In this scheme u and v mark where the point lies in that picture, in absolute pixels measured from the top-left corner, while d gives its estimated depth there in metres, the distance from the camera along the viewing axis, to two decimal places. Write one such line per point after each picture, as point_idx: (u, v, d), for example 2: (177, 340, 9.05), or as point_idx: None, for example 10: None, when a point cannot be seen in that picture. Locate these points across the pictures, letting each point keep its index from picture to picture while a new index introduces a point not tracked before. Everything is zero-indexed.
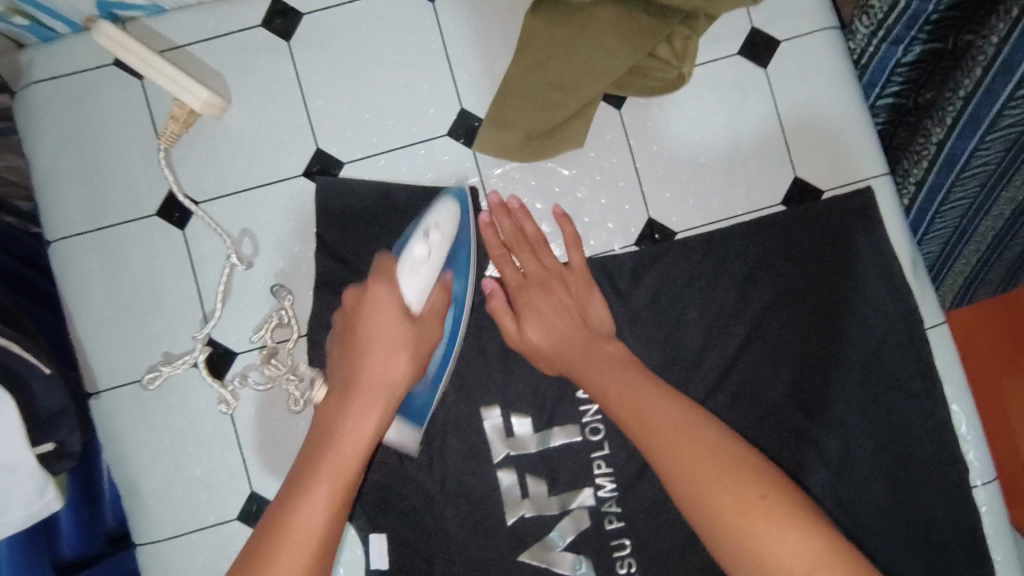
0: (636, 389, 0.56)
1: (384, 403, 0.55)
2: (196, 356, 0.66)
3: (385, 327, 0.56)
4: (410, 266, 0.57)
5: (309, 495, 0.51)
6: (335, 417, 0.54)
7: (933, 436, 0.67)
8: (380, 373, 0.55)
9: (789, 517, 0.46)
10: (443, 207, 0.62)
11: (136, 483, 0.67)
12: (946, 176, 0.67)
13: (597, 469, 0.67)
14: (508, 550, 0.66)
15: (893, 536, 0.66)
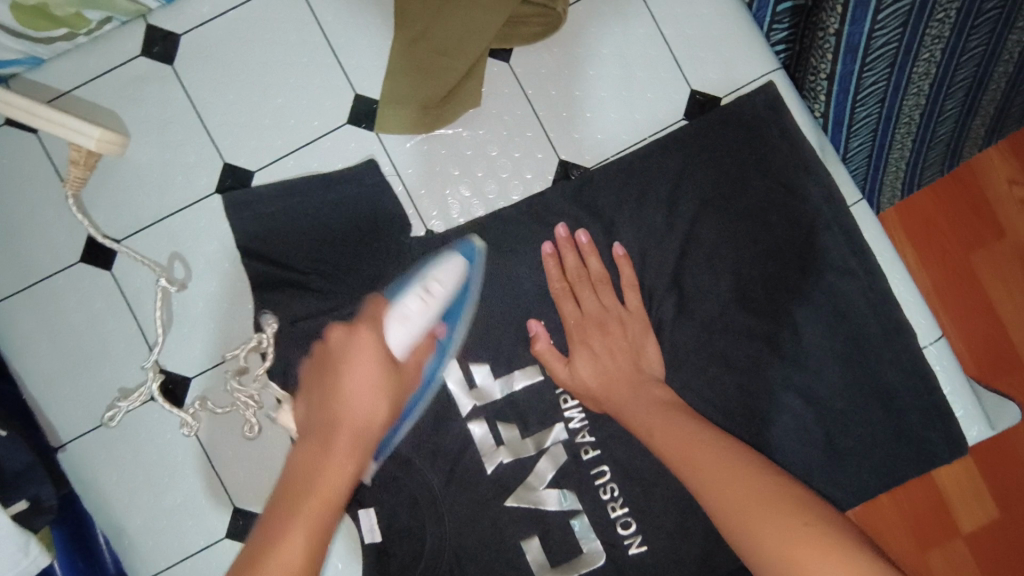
0: (703, 449, 0.57)
1: (363, 449, 0.55)
2: (150, 385, 0.66)
3: (368, 369, 0.57)
4: (400, 316, 0.60)
5: (285, 543, 0.49)
6: (314, 461, 0.54)
7: (875, 306, 0.68)
8: (361, 416, 0.56)
9: (838, 548, 0.45)
10: (448, 264, 0.66)
11: (123, 523, 0.69)
12: (852, 64, 0.58)
13: (565, 404, 0.70)
14: (495, 498, 0.69)
15: (856, 412, 0.68)
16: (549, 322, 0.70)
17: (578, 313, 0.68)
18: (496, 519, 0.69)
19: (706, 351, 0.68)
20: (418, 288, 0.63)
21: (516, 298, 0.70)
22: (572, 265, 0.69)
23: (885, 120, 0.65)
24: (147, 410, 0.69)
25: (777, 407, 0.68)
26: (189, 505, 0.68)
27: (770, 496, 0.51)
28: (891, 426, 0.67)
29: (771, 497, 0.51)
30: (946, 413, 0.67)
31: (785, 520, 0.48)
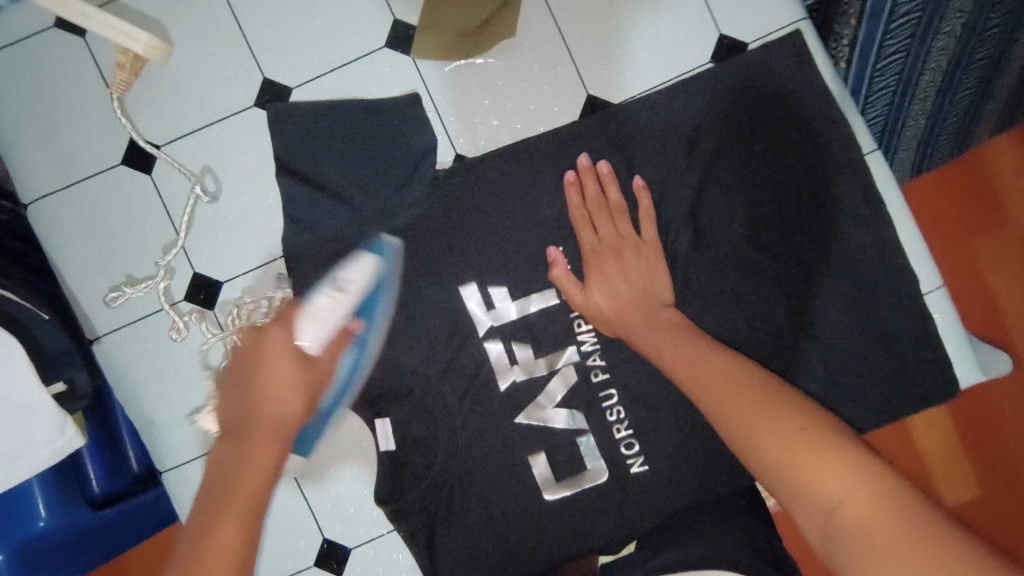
0: (705, 365, 0.60)
1: (280, 443, 0.55)
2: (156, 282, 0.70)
3: (277, 371, 0.58)
4: (313, 314, 0.61)
5: (217, 537, 0.48)
6: (234, 457, 0.54)
7: (882, 253, 0.71)
8: (278, 415, 0.56)
9: (836, 453, 0.48)
10: (358, 264, 0.67)
11: (151, 415, 0.72)
12: (877, 27, 0.65)
13: (579, 328, 0.73)
14: (506, 413, 0.73)
15: (854, 350, 0.71)
16: (568, 251, 0.73)
17: (595, 240, 0.70)
18: (506, 433, 0.73)
19: (718, 283, 0.72)
20: (329, 287, 0.64)
21: (537, 226, 0.73)
22: (593, 193, 0.71)
23: (901, 95, 0.69)
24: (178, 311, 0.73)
25: (781, 342, 0.72)
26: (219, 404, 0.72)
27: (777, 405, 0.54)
28: (887, 367, 0.71)
29: (778, 407, 0.53)
30: (941, 359, 0.71)
31: (786, 428, 0.51)
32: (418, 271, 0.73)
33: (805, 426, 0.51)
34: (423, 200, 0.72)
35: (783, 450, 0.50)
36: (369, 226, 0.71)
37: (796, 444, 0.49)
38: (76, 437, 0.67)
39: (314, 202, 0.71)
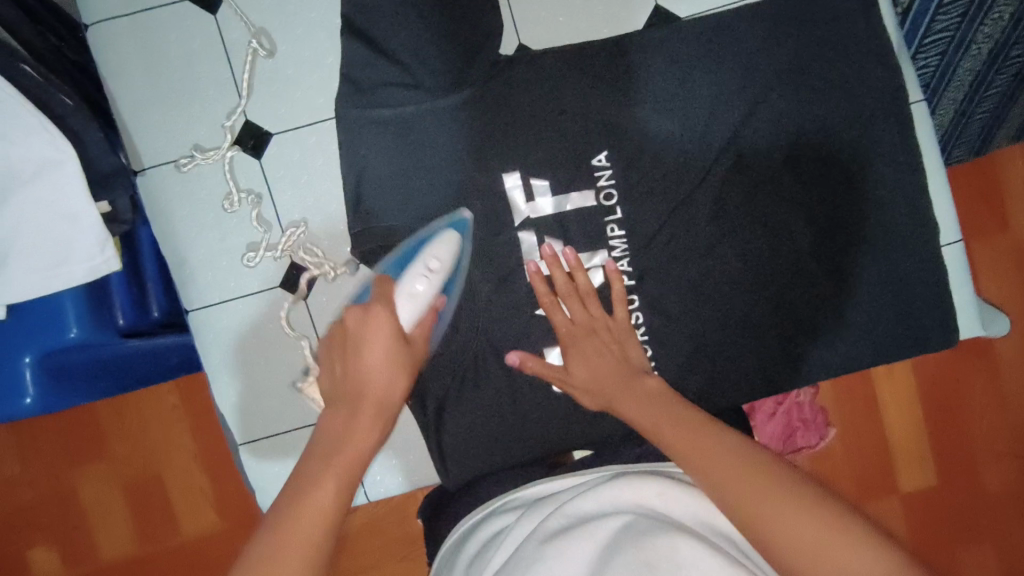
0: (673, 422, 0.64)
1: (381, 417, 0.63)
2: (224, 150, 0.73)
3: (381, 346, 0.64)
4: (408, 295, 0.68)
5: (311, 500, 0.56)
6: (339, 430, 0.62)
7: (910, 201, 0.75)
8: (380, 391, 0.63)
9: (794, 496, 0.54)
10: (444, 240, 0.71)
11: (185, 256, 0.74)
12: (933, 11, 0.95)
13: (611, 233, 0.75)
14: (530, 303, 0.76)
15: (867, 289, 0.75)
16: (613, 154, 0.74)
17: (568, 322, 0.74)
18: (527, 322, 0.76)
19: (749, 209, 0.74)
20: (421, 266, 0.69)
21: (586, 126, 0.74)
22: (560, 280, 0.73)
23: (941, 76, 1.00)
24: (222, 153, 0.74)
25: (796, 273, 0.75)
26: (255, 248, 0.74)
27: (741, 461, 0.58)
28: (895, 308, 0.76)
29: (740, 458, 0.58)
30: (946, 308, 0.76)
31: (759, 488, 0.55)
32: (466, 152, 0.74)
33: (761, 468, 0.57)
34: (479, 83, 0.73)
35: (749, 494, 0.55)
36: (421, 100, 0.73)
37: (771, 499, 0.54)
38: (112, 263, 0.69)
39: (376, 67, 0.73)
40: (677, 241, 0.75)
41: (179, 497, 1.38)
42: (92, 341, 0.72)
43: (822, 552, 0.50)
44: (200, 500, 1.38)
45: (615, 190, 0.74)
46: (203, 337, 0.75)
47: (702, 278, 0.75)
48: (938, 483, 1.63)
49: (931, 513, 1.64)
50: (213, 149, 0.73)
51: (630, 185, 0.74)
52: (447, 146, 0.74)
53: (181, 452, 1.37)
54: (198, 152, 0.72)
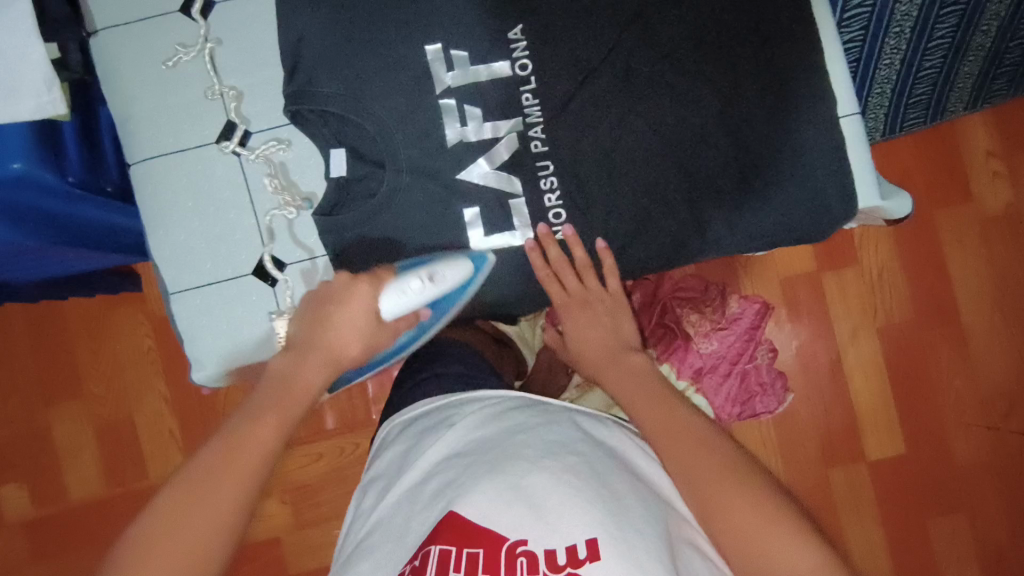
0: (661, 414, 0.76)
1: (330, 371, 0.78)
2: (206, 45, 0.81)
3: (357, 313, 0.78)
4: (399, 291, 0.78)
5: (257, 423, 0.71)
6: (291, 368, 0.76)
7: (810, 73, 0.79)
8: (338, 348, 0.78)
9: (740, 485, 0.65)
10: (457, 266, 0.79)
11: (130, 112, 0.81)
12: None
13: (526, 102, 0.80)
14: (450, 168, 0.81)
15: (772, 155, 0.79)
16: (526, 26, 0.80)
17: (566, 296, 0.87)
18: (448, 184, 0.81)
19: (657, 78, 0.79)
20: (422, 275, 0.78)
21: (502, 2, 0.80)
22: (555, 255, 0.83)
23: (875, 18, 1.09)
24: (173, 22, 0.81)
25: (703, 141, 0.79)
26: (210, 96, 0.81)
27: (704, 452, 0.69)
28: (797, 174, 0.79)
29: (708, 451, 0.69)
30: (845, 175, 0.79)
31: (714, 481, 0.66)
32: (390, 21, 0.80)
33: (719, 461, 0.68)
34: None
35: (692, 468, 0.68)
36: None
37: (714, 484, 0.66)
38: (58, 108, 0.73)
39: None
40: (588, 106, 0.80)
41: (146, 440, 1.40)
42: (41, 181, 0.77)
43: (726, 510, 0.64)
44: (166, 442, 1.40)
45: (529, 62, 0.80)
46: (143, 188, 0.81)
47: (613, 141, 0.80)
48: (909, 454, 1.51)
49: (899, 486, 1.51)
50: (197, 47, 0.81)
51: (545, 54, 0.80)
52: (373, 18, 0.80)
53: (152, 396, 1.39)
54: (183, 49, 0.81)
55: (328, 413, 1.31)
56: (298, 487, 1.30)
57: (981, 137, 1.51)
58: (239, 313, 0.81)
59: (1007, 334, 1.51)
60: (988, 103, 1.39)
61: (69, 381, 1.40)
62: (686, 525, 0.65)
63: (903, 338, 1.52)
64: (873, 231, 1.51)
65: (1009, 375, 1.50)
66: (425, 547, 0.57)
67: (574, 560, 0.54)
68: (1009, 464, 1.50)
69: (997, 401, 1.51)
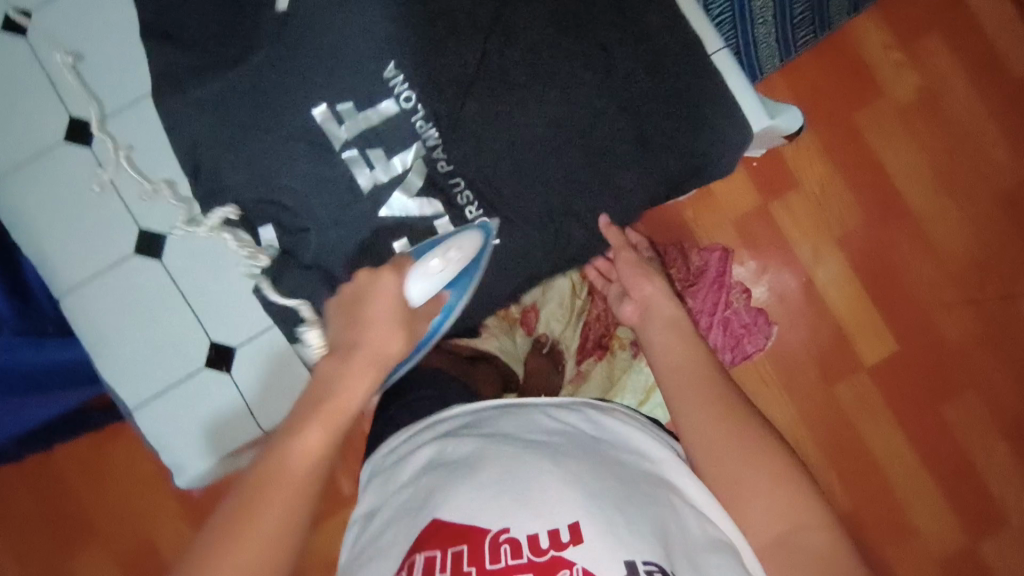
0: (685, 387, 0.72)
1: (376, 370, 0.67)
2: (119, 159, 0.84)
3: (386, 302, 0.71)
4: (423, 273, 0.77)
5: (340, 393, 0.64)
6: (333, 375, 0.65)
7: (667, 24, 0.83)
8: (381, 347, 0.69)
9: (754, 457, 0.66)
10: (467, 235, 0.80)
11: (44, 249, 0.83)
12: None
13: (420, 129, 0.82)
14: (372, 210, 0.82)
15: (661, 108, 0.82)
16: (398, 61, 0.81)
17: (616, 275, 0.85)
18: (372, 225, 0.82)
19: (534, 72, 0.82)
20: (439, 253, 0.78)
21: (368, 43, 0.81)
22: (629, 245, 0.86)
23: None
24: (67, 150, 0.84)
25: (594, 117, 0.82)
26: (146, 196, 0.85)
27: (722, 424, 0.69)
28: (690, 117, 0.82)
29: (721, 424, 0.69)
30: (730, 105, 0.82)
31: (735, 458, 0.67)
32: (267, 92, 0.81)
33: (730, 433, 0.68)
34: (267, 33, 0.81)
35: (709, 445, 0.68)
36: (221, 71, 0.81)
37: (735, 457, 0.67)
38: None
39: (175, 48, 0.82)
40: (473, 113, 0.82)
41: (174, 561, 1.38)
42: None
43: (737, 481, 0.66)
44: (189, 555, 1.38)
45: (412, 93, 0.82)
46: (76, 317, 0.82)
47: (511, 142, 0.82)
48: (905, 349, 1.53)
49: (902, 379, 1.53)
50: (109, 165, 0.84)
51: (422, 82, 0.82)
52: (252, 98, 0.81)
53: (163, 515, 1.38)
54: (105, 171, 0.84)
55: (343, 480, 1.30)
56: (334, 559, 1.29)
57: (872, 35, 1.56)
58: (207, 407, 0.83)
59: (964, 208, 1.54)
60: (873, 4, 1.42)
61: (83, 527, 1.39)
62: (673, 486, 0.64)
63: (863, 242, 1.55)
64: (802, 151, 1.55)
65: (973, 244, 1.54)
66: (412, 559, 0.56)
67: (557, 544, 0.54)
68: (996, 330, 1.52)
69: (972, 276, 1.53)
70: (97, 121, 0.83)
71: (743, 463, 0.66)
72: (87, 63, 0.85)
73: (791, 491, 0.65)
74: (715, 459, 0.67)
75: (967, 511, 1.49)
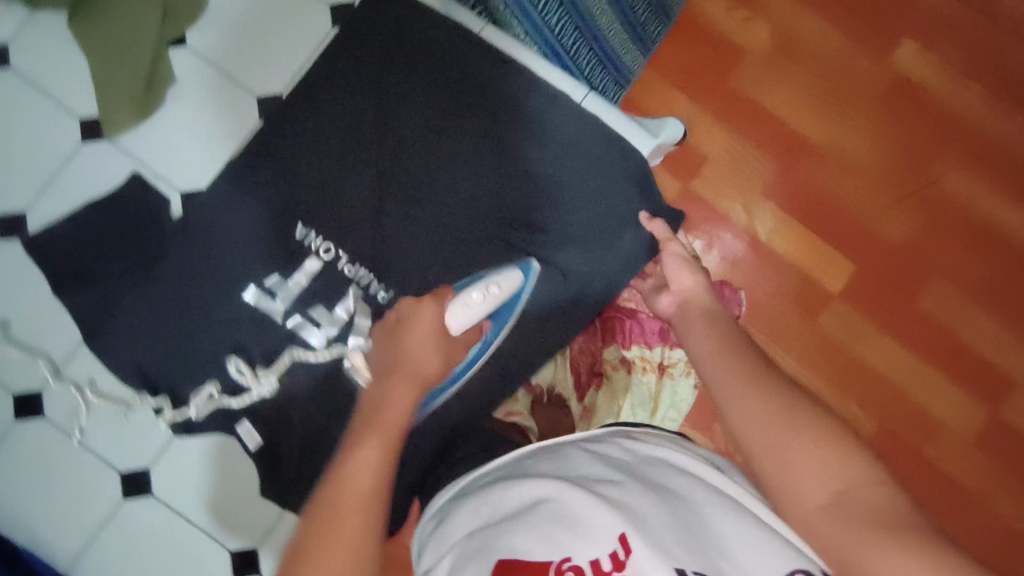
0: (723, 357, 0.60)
1: (417, 386, 0.64)
2: (89, 398, 0.82)
3: (427, 326, 0.70)
4: (463, 305, 0.75)
5: (365, 447, 0.56)
6: (382, 391, 0.63)
7: (534, 88, 0.86)
8: (416, 364, 0.66)
9: (821, 433, 0.51)
10: (507, 272, 0.80)
11: (35, 531, 0.81)
12: None
13: (350, 272, 0.83)
14: (335, 363, 0.83)
15: (558, 162, 0.86)
16: (305, 217, 0.83)
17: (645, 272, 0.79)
18: (340, 378, 0.83)
19: (432, 177, 0.85)
20: (481, 287, 0.77)
21: (272, 215, 0.83)
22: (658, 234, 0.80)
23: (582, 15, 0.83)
24: (34, 422, 0.82)
25: (503, 195, 0.85)
26: (127, 419, 0.83)
27: (771, 403, 0.54)
28: (587, 160, 0.85)
29: (775, 394, 0.55)
30: (619, 137, 0.85)
31: (793, 434, 0.52)
32: (196, 294, 0.82)
33: (787, 408, 0.53)
34: (175, 241, 0.82)
35: (756, 427, 0.53)
36: (146, 291, 0.82)
37: (788, 434, 0.52)
38: None
39: (91, 286, 0.82)
40: (397, 242, 0.84)
41: None
42: None
43: (785, 462, 0.51)
44: None
45: (330, 242, 0.83)
46: None
47: (438, 248, 0.84)
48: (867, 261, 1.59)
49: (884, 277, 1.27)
50: (80, 407, 0.82)
51: (333, 229, 0.84)
52: (186, 305, 0.82)
53: None
54: (82, 410, 0.83)
55: None
56: None
57: None
58: None
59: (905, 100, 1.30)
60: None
61: None
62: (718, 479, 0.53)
63: None
64: None
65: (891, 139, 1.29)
66: None
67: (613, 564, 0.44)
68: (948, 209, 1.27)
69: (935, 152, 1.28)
70: (56, 374, 0.81)
71: (788, 441, 0.51)
72: (15, 326, 0.83)
73: (831, 455, 0.50)
74: (742, 428, 0.54)
75: (987, 391, 1.23)
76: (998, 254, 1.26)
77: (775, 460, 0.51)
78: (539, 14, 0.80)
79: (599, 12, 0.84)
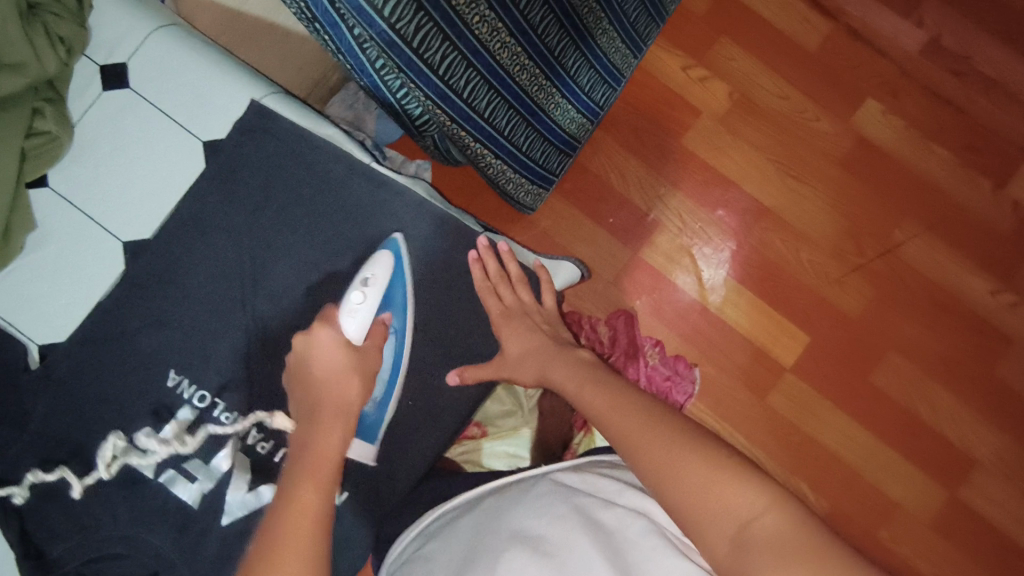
0: (653, 427, 0.63)
1: (344, 424, 0.68)
2: None
3: (332, 357, 0.72)
4: (349, 311, 0.75)
5: (296, 490, 0.60)
6: (310, 432, 0.66)
7: (418, 219, 0.86)
8: (337, 398, 0.69)
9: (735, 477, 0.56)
10: (378, 261, 0.80)
11: None
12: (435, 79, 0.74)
13: (227, 421, 0.81)
14: (210, 514, 0.80)
15: (444, 295, 0.86)
16: (178, 364, 0.83)
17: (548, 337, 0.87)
18: (214, 531, 0.80)
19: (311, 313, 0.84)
20: (357, 285, 0.77)
21: (144, 364, 0.82)
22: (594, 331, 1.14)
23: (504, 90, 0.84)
24: None
25: None
26: None
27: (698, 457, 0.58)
28: (470, 295, 0.87)
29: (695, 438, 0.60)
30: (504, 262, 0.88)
31: (719, 486, 0.55)
32: (62, 450, 0.81)
33: (713, 458, 0.57)
34: (44, 399, 0.81)
35: (682, 476, 0.57)
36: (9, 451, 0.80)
37: (708, 477, 0.56)
38: None
39: None
40: (273, 386, 0.82)
41: None
42: None
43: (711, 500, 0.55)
44: None
45: (206, 390, 0.82)
46: None
47: None
48: None
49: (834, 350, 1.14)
50: None
51: (207, 377, 0.82)
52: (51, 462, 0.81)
53: None
54: None
55: None
56: None
57: None
58: None
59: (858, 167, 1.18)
60: (664, 12, 1.12)
61: None
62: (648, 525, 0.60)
63: None
64: None
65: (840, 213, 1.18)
66: None
67: None
68: (900, 288, 1.15)
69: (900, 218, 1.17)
70: None
71: (713, 485, 0.55)
72: None
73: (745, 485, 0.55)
74: (688, 480, 0.56)
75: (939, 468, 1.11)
76: (981, 347, 1.13)
77: (700, 502, 0.55)
78: (465, 99, 0.80)
79: (521, 79, 0.86)
